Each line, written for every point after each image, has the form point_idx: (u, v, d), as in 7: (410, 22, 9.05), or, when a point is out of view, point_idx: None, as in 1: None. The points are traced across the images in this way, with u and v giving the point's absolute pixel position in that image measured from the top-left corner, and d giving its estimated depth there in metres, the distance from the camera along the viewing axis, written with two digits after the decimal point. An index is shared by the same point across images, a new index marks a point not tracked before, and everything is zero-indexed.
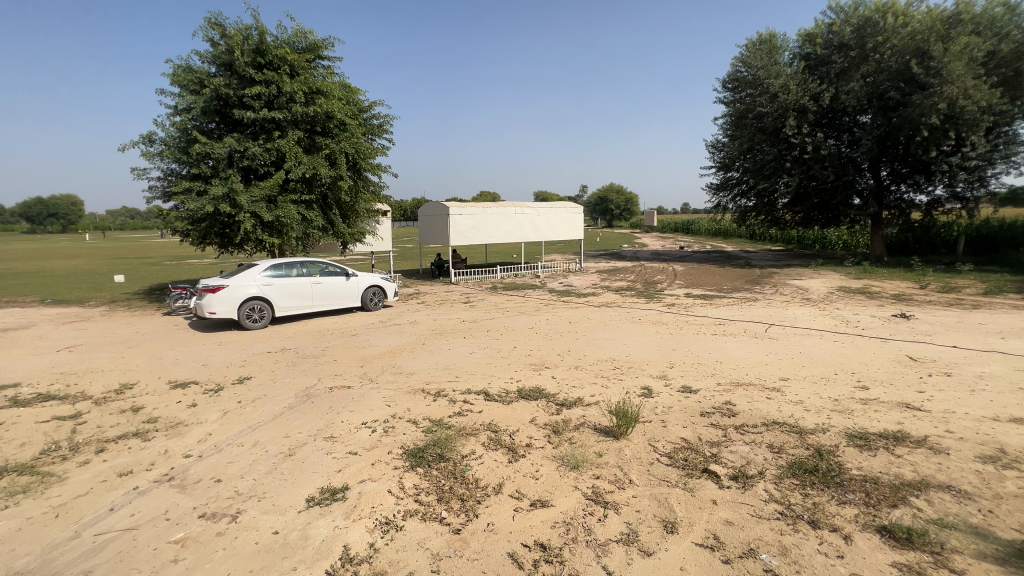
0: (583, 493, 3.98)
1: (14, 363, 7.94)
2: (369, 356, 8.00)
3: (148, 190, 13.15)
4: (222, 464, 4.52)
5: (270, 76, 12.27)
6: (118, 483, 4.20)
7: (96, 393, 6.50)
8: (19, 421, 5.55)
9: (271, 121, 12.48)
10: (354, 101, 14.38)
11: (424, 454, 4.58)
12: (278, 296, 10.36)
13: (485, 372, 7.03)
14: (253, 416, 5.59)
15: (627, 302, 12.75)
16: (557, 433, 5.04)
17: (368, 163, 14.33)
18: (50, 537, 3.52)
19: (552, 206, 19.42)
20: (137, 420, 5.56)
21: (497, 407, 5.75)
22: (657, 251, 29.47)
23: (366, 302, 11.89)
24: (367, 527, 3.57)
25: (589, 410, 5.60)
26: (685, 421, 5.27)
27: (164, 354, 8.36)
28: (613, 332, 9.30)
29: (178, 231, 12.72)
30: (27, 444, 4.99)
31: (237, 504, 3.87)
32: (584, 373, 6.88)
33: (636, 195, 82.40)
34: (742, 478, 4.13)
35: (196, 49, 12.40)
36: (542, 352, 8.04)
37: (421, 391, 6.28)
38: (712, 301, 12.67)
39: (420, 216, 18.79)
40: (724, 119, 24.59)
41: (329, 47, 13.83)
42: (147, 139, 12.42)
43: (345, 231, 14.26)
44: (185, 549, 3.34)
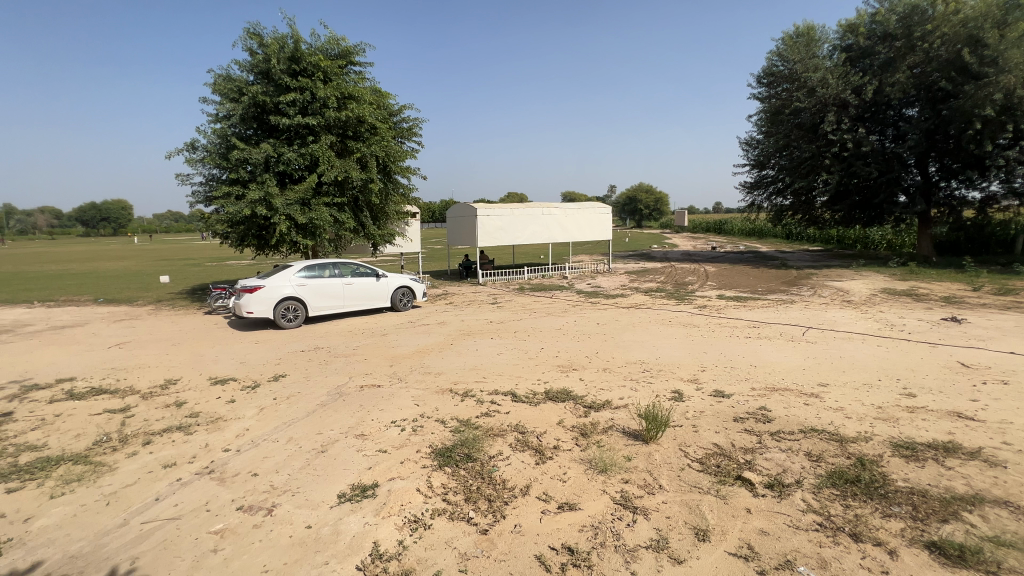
0: (612, 497, 3.93)
1: (71, 358, 8.46)
2: (398, 356, 8.14)
3: (191, 195, 13.74)
4: (259, 458, 4.68)
5: (304, 82, 12.66)
6: (163, 475, 4.40)
7: (143, 387, 6.85)
8: (74, 413, 5.90)
9: (305, 126, 12.88)
10: (384, 105, 14.68)
11: (451, 454, 4.61)
12: (311, 296, 10.66)
13: (513, 374, 7.02)
14: (288, 413, 5.76)
15: (656, 303, 12.54)
16: (585, 436, 4.98)
17: (397, 165, 14.58)
18: (101, 524, 3.72)
19: (579, 206, 19.28)
20: (180, 414, 5.82)
21: (524, 408, 5.74)
22: (687, 252, 28.97)
23: (396, 303, 12.09)
24: (396, 525, 3.62)
25: (618, 413, 5.53)
26: (717, 426, 5.13)
27: (204, 351, 8.73)
28: (642, 334, 9.15)
29: (219, 234, 13.26)
30: (82, 435, 5.30)
31: (272, 498, 4.00)
32: (613, 376, 6.80)
33: (666, 195, 81.13)
34: (777, 487, 3.99)
35: (236, 59, 12.91)
36: (569, 353, 7.99)
37: (449, 391, 6.34)
38: (745, 303, 12.30)
39: (448, 218, 18.99)
40: (759, 115, 23.90)
41: (361, 52, 14.16)
42: (190, 145, 13.01)
43: (375, 232, 14.55)
44: (224, 540, 3.47)
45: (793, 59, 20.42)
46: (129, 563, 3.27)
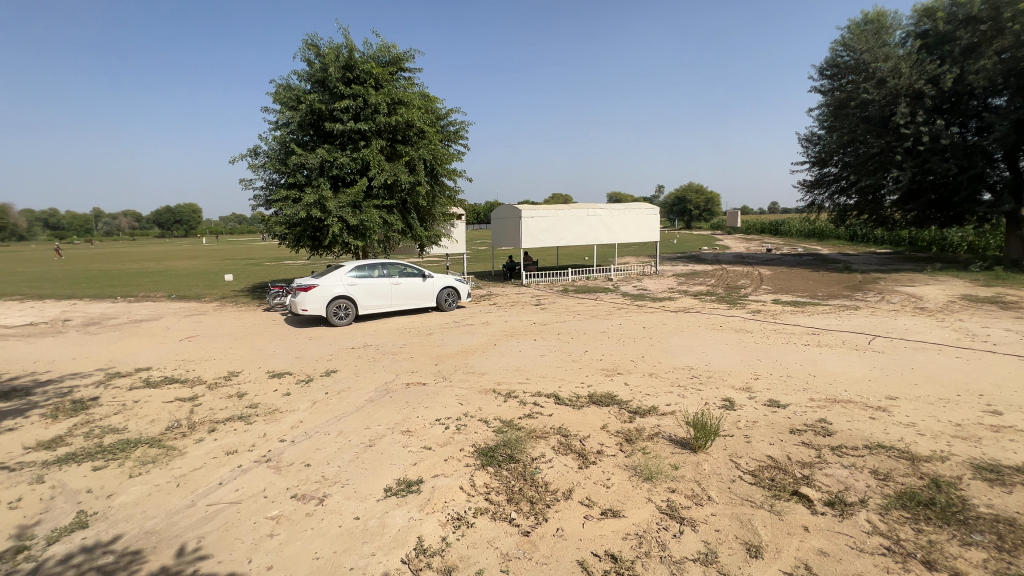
0: (658, 506, 3.82)
1: (147, 350, 9.21)
2: (443, 355, 8.30)
3: (253, 199, 14.61)
4: (311, 450, 4.90)
5: (357, 89, 13.17)
6: (225, 461, 4.70)
7: (209, 378, 7.35)
8: (150, 400, 6.43)
9: (357, 132, 13.40)
10: (432, 109, 15.04)
11: (494, 454, 4.65)
12: (361, 295, 11.06)
13: (556, 376, 6.98)
14: (338, 407, 6.00)
15: (706, 307, 12.10)
16: (630, 442, 4.87)
17: (444, 168, 14.88)
18: (173, 503, 4.02)
19: (625, 207, 18.95)
20: (242, 404, 6.20)
21: (568, 411, 5.68)
22: (740, 254, 27.75)
23: (441, 303, 12.32)
24: (440, 521, 3.68)
25: (664, 419, 5.36)
26: (772, 437, 4.87)
27: (263, 346, 9.26)
28: (690, 339, 8.85)
29: (277, 235, 13.99)
30: (156, 421, 5.75)
31: (323, 488, 4.17)
32: (659, 381, 6.61)
33: (717, 195, 78.21)
34: (839, 505, 3.74)
35: (295, 69, 13.63)
36: (614, 357, 7.84)
37: (492, 391, 6.39)
38: (803, 308, 11.64)
39: (493, 219, 19.16)
40: (820, 110, 22.58)
41: (411, 58, 14.57)
42: (253, 152, 13.84)
43: (422, 233, 14.90)
44: (280, 526, 3.66)
45: (860, 48, 19.17)
46: (195, 541, 3.51)
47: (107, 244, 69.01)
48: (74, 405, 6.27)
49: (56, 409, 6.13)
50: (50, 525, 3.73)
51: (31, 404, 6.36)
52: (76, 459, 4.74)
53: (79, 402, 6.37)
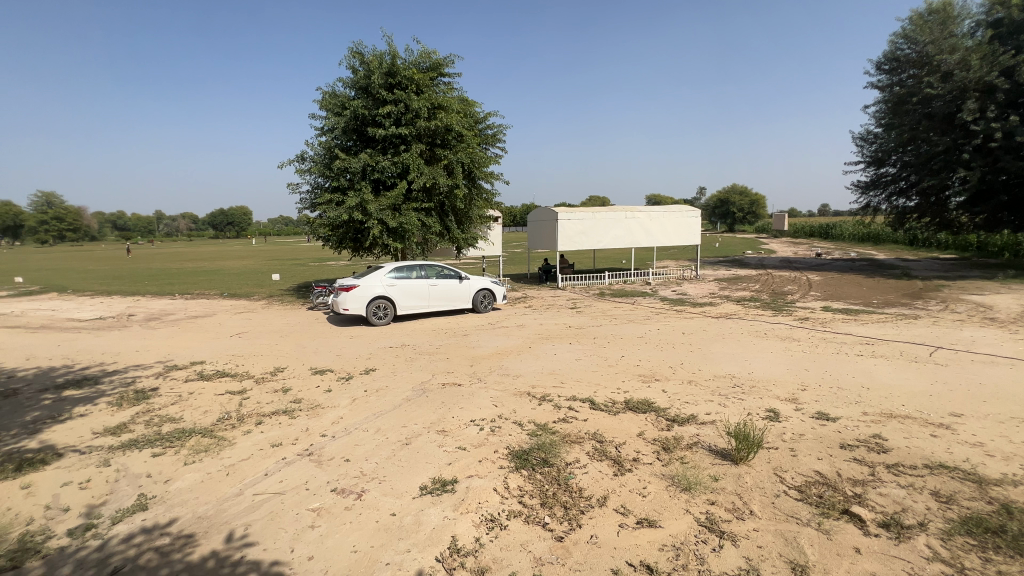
0: (696, 518, 3.70)
1: (202, 344, 9.78)
2: (478, 356, 8.38)
3: (300, 202, 15.22)
4: (351, 445, 5.05)
5: (399, 95, 13.52)
6: (271, 453, 4.91)
7: (257, 373, 7.71)
8: (203, 392, 6.81)
9: (398, 136, 13.75)
10: (471, 113, 15.25)
11: (528, 457, 4.64)
12: (399, 296, 11.32)
13: (591, 380, 6.89)
14: (376, 405, 6.16)
15: (750, 313, 11.66)
16: (667, 450, 4.75)
17: (482, 171, 15.04)
18: (222, 491, 4.23)
19: (665, 209, 18.53)
20: (286, 399, 6.47)
21: (603, 417, 5.60)
22: (787, 258, 26.59)
23: (477, 305, 12.44)
24: (474, 521, 3.70)
25: (704, 429, 5.20)
26: (820, 452, 4.63)
27: (307, 343, 9.63)
28: (731, 347, 8.55)
29: (322, 237, 14.51)
30: (209, 412, 6.08)
31: (362, 483, 4.29)
32: (699, 390, 6.40)
33: (763, 197, 75.38)
34: (895, 528, 3.50)
35: (340, 77, 14.13)
36: (651, 363, 7.68)
37: (526, 394, 6.39)
38: (857, 316, 11.01)
39: (529, 222, 19.16)
40: (878, 106, 21.37)
41: (451, 64, 14.83)
42: (300, 157, 14.45)
43: (459, 235, 15.10)
44: (321, 518, 3.79)
45: (924, 40, 18.29)
46: (242, 528, 3.68)
47: (168, 245, 74.19)
48: (136, 395, 6.73)
49: (121, 398, 6.59)
50: (115, 506, 4.01)
51: (100, 392, 6.87)
52: (137, 445, 5.08)
53: (141, 392, 6.83)
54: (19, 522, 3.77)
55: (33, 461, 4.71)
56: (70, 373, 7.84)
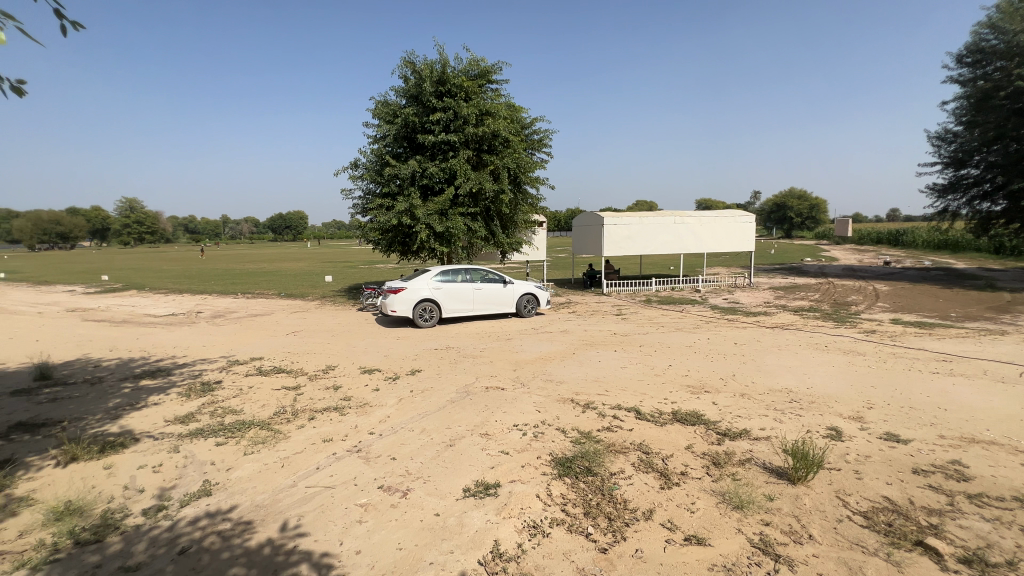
0: (749, 539, 3.52)
1: (261, 341, 10.35)
2: (521, 361, 8.37)
3: (353, 207, 15.85)
4: (397, 444, 5.18)
5: (448, 102, 13.84)
6: (322, 448, 5.12)
7: (310, 370, 8.08)
8: (261, 387, 7.20)
9: (447, 143, 14.06)
10: (518, 118, 15.39)
11: (572, 465, 4.58)
12: (445, 299, 11.54)
13: (637, 390, 6.72)
14: (422, 406, 6.28)
15: (809, 324, 11.01)
16: (717, 466, 4.55)
17: (527, 176, 15.14)
18: (278, 482, 4.45)
19: (716, 214, 17.87)
20: (337, 396, 6.73)
21: (649, 427, 5.45)
22: (851, 267, 24.93)
23: (521, 309, 12.47)
24: (516, 527, 3.70)
25: (758, 445, 4.94)
26: (890, 476, 4.29)
27: (356, 343, 9.99)
28: (788, 359, 8.10)
29: (372, 241, 15.03)
30: (266, 406, 6.43)
31: (407, 482, 4.38)
32: (752, 404, 6.10)
33: (823, 201, 71.27)
34: (978, 565, 3.18)
35: (393, 86, 14.64)
36: (701, 373, 7.39)
37: (570, 401, 6.32)
38: (932, 330, 10.13)
39: (574, 227, 19.03)
40: (958, 102, 19.72)
41: (498, 71, 15.07)
42: (353, 164, 15.08)
43: (504, 240, 15.23)
44: (368, 513, 3.90)
45: (1013, 29, 16.76)
46: (296, 519, 3.85)
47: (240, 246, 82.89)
48: (202, 386, 7.21)
49: (189, 389, 7.08)
50: (183, 490, 4.31)
51: (171, 383, 7.42)
52: (203, 434, 5.43)
53: (207, 384, 7.32)
54: (102, 499, 4.12)
55: (114, 443, 5.14)
56: (145, 364, 8.52)
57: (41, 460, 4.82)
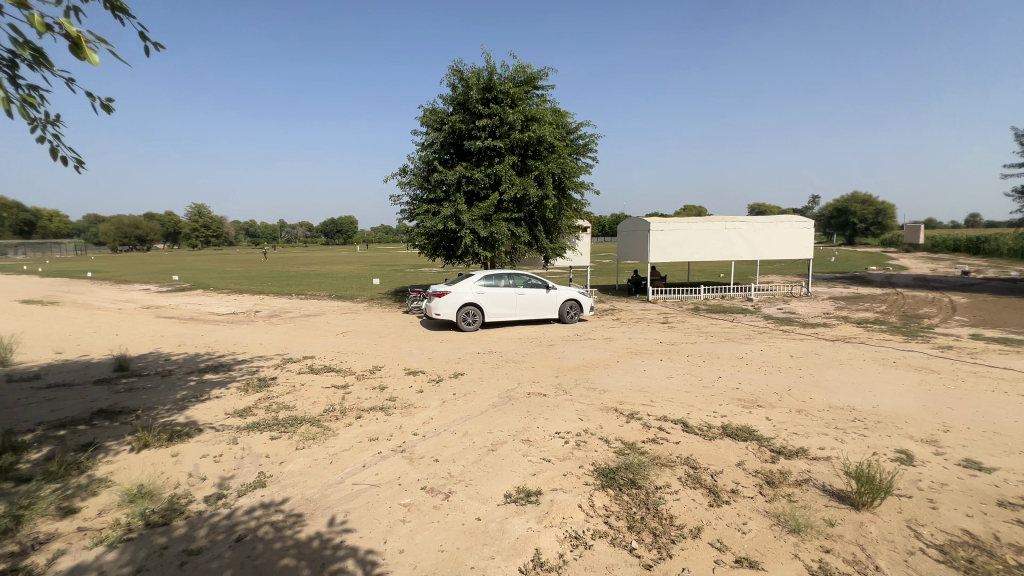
0: (806, 565, 3.30)
1: (312, 340, 10.82)
2: (564, 367, 8.30)
3: (401, 212, 16.31)
4: (440, 446, 5.25)
5: (495, 108, 13.99)
6: (369, 446, 5.27)
7: (358, 370, 8.36)
8: (312, 384, 7.53)
9: (492, 149, 14.21)
10: (563, 123, 15.37)
11: (615, 476, 4.48)
12: (488, 303, 11.63)
13: (684, 401, 6.48)
14: (464, 409, 6.35)
15: (874, 338, 10.28)
16: (771, 485, 4.31)
17: (572, 181, 15.08)
18: (327, 477, 4.61)
19: (771, 219, 17.07)
20: (383, 396, 6.92)
21: (697, 441, 5.25)
22: (923, 276, 23.07)
23: (563, 315, 12.38)
24: (557, 537, 3.64)
25: (817, 465, 4.64)
26: (971, 508, 3.90)
27: (402, 345, 10.25)
28: (850, 375, 7.57)
29: (418, 245, 15.38)
30: (317, 403, 6.69)
31: (449, 484, 4.42)
32: (810, 421, 5.75)
33: (891, 206, 66.55)
34: None
35: (441, 94, 14.97)
36: (752, 387, 7.05)
37: (614, 410, 6.19)
38: (1019, 348, 9.20)
39: (619, 232, 18.72)
40: None
41: (544, 76, 15.11)
42: (402, 171, 15.53)
43: (547, 245, 15.23)
44: (411, 514, 3.97)
45: None
46: (343, 515, 3.97)
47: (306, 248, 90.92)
48: (259, 382, 7.62)
49: (247, 384, 7.50)
50: (240, 480, 4.56)
51: (231, 378, 7.89)
52: (259, 428, 5.73)
53: (263, 380, 7.72)
54: (170, 485, 4.42)
55: (180, 433, 5.51)
56: (209, 359, 9.10)
57: (118, 445, 5.24)
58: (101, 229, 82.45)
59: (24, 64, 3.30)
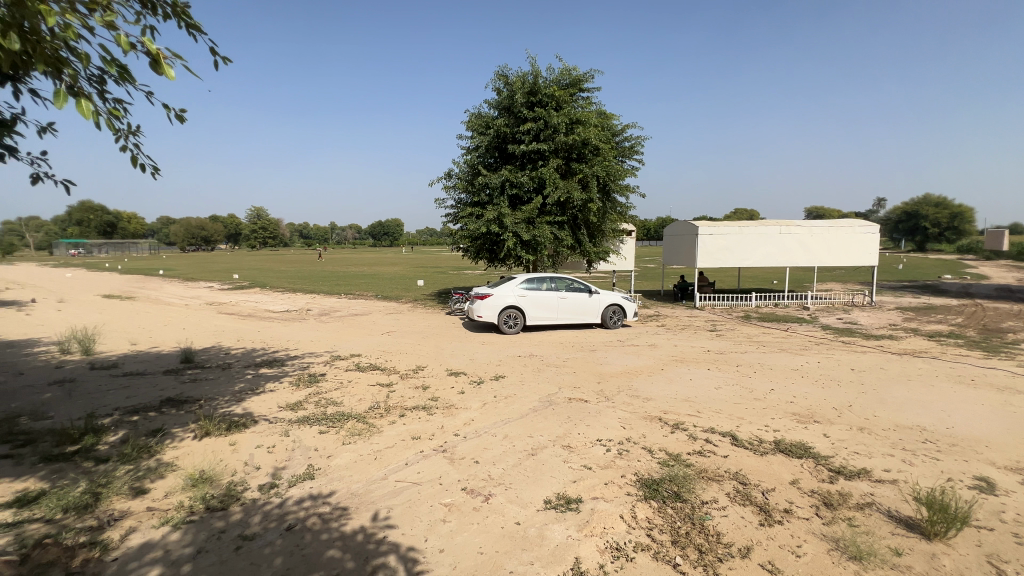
0: None
1: (359, 339, 11.21)
2: (605, 373, 8.16)
3: (445, 215, 16.63)
4: (480, 447, 5.29)
5: (539, 112, 14.00)
6: (411, 444, 5.38)
7: (402, 369, 8.57)
8: (359, 382, 7.78)
9: (537, 152, 14.24)
10: (608, 126, 15.20)
11: (659, 488, 4.34)
12: (530, 307, 11.63)
13: (733, 413, 6.21)
14: (505, 411, 6.37)
15: (949, 353, 9.46)
16: (829, 507, 4.05)
17: (616, 184, 14.87)
18: (371, 473, 4.74)
19: (831, 223, 16.12)
20: (426, 396, 7.05)
21: (747, 455, 5.01)
22: (1008, 287, 20.99)
23: (606, 320, 12.19)
24: (598, 547, 3.57)
25: (881, 488, 4.32)
26: None
27: (444, 346, 10.43)
28: (919, 392, 6.99)
29: (462, 248, 15.61)
30: (363, 400, 6.91)
31: (489, 487, 4.44)
32: (873, 440, 5.36)
33: (969, 209, 61.21)
34: None
35: (487, 99, 15.14)
36: (808, 401, 6.65)
37: (657, 419, 6.02)
38: None
39: (665, 236, 18.25)
40: None
41: (590, 78, 14.98)
42: (447, 175, 15.83)
43: (591, 249, 15.08)
44: (451, 514, 4.01)
45: None
46: (386, 510, 4.07)
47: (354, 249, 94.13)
48: (310, 378, 7.97)
49: (299, 379, 7.87)
50: (291, 471, 4.78)
51: (285, 373, 8.30)
52: (309, 422, 5.98)
53: (314, 376, 8.07)
54: (227, 472, 4.69)
55: (238, 423, 5.84)
56: (265, 354, 9.60)
57: (183, 432, 5.62)
58: (172, 230, 88.95)
59: (111, 80, 3.61)
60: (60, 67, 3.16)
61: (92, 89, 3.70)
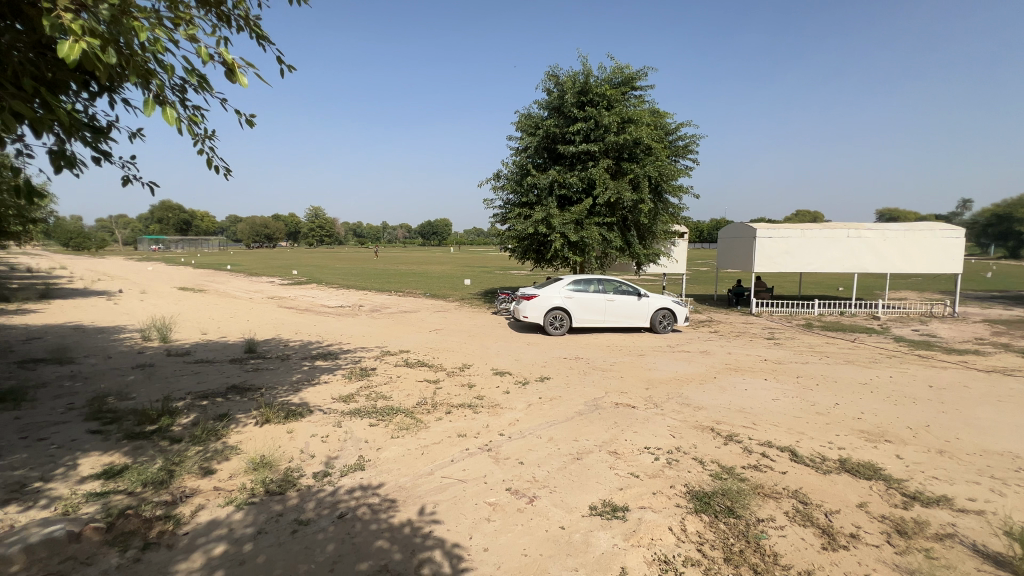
0: None
1: (408, 335, 11.51)
2: (654, 379, 7.93)
3: (494, 216, 16.79)
4: (525, 449, 5.28)
5: (590, 111, 13.82)
6: (458, 442, 5.45)
7: (448, 366, 8.72)
8: (407, 377, 7.98)
9: (587, 152, 14.08)
10: (661, 124, 14.80)
11: (710, 501, 4.16)
12: (576, 308, 11.51)
13: (792, 428, 5.85)
14: (550, 413, 6.32)
15: None
16: (902, 535, 3.72)
17: (669, 184, 14.45)
18: (418, 467, 4.85)
19: (907, 226, 14.89)
20: (471, 394, 7.12)
21: (808, 473, 4.71)
22: None
23: (656, 325, 11.85)
24: (645, 558, 3.47)
25: (964, 519, 3.92)
26: None
27: (489, 345, 10.50)
28: (1012, 415, 6.30)
29: (509, 248, 15.69)
30: (410, 395, 7.08)
31: (534, 488, 4.42)
32: (955, 465, 4.88)
33: None
34: None
35: (537, 99, 15.12)
36: (878, 418, 6.17)
37: (709, 430, 5.77)
38: None
39: (719, 238, 17.55)
40: None
41: (643, 76, 14.63)
42: (496, 176, 15.98)
43: (640, 251, 14.73)
44: (496, 513, 4.03)
45: None
46: (432, 506, 4.14)
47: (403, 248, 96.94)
48: (361, 371, 8.26)
49: (351, 372, 8.18)
50: (343, 460, 4.97)
51: (338, 366, 8.65)
52: (360, 414, 6.20)
53: (364, 370, 8.36)
54: (285, 458, 4.95)
55: (295, 412, 6.14)
56: (320, 348, 10.04)
57: (246, 418, 5.98)
58: (239, 228, 95.03)
59: (191, 88, 3.90)
60: (149, 78, 3.43)
61: (174, 97, 4.00)
